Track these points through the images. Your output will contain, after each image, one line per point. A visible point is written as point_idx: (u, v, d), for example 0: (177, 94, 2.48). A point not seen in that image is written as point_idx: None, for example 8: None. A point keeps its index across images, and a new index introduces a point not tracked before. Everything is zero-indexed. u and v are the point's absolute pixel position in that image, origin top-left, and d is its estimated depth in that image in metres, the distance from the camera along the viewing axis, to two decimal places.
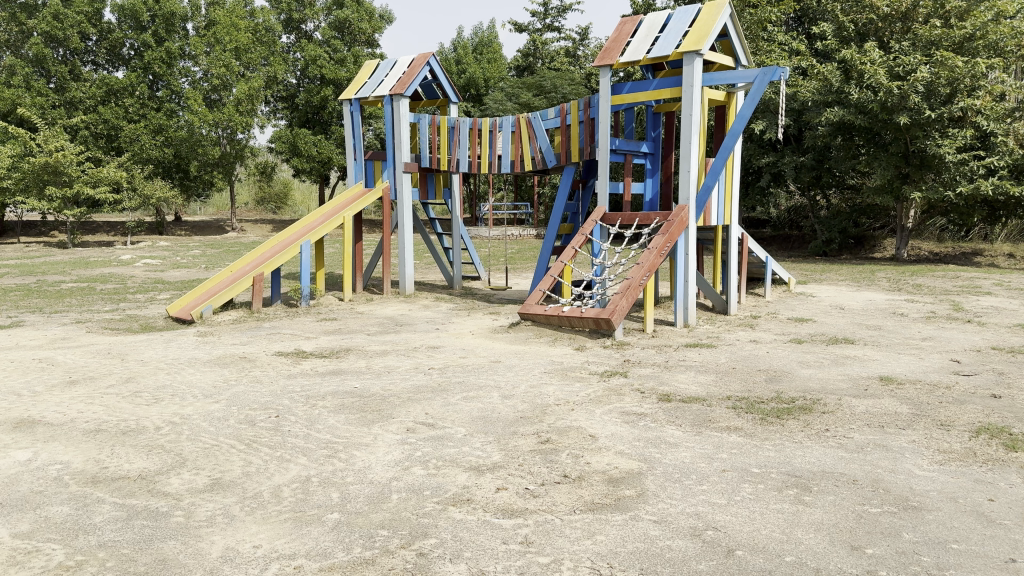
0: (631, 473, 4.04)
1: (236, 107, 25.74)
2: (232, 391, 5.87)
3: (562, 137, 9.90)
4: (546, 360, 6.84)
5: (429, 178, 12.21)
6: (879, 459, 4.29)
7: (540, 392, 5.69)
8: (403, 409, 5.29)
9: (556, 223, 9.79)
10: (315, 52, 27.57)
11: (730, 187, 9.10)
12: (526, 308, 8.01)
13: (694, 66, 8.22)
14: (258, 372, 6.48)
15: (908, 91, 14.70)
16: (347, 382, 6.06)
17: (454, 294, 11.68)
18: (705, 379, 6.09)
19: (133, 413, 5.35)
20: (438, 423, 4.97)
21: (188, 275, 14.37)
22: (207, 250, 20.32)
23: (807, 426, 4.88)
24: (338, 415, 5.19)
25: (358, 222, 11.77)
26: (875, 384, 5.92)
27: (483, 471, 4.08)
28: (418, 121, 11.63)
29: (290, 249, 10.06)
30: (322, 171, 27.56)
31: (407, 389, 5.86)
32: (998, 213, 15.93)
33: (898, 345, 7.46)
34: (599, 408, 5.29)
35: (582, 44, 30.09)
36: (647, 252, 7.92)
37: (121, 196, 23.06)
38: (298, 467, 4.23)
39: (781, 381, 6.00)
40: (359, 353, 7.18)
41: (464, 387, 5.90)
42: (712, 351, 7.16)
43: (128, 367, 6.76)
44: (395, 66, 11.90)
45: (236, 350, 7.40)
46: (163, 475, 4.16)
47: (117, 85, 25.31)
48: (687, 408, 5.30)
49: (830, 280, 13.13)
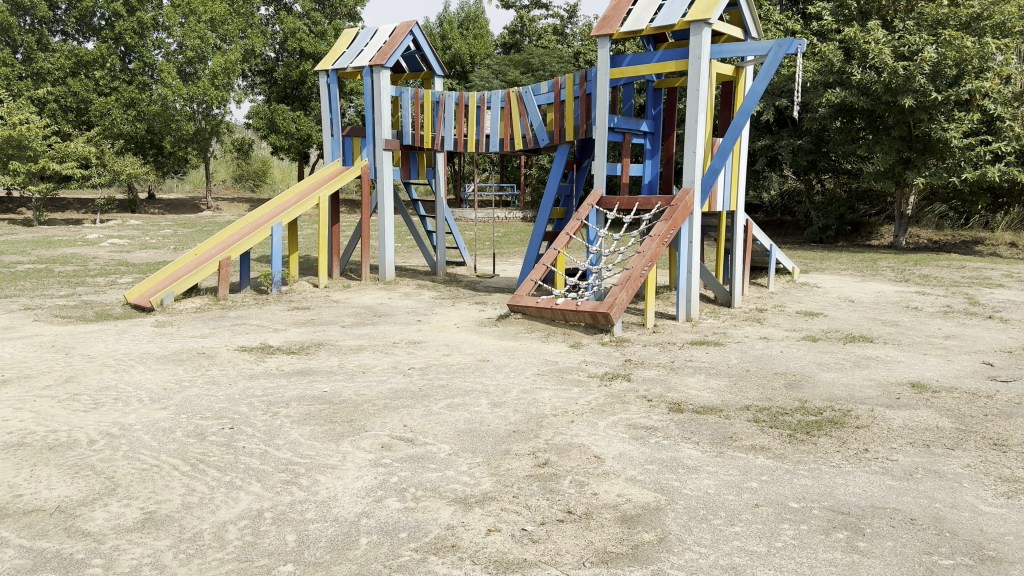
0: (648, 509, 3.38)
1: (212, 80, 24.80)
2: (183, 396, 5.16)
3: (555, 114, 9.17)
4: (538, 360, 6.16)
5: (411, 156, 11.40)
6: (934, 490, 3.68)
7: (535, 400, 5.02)
8: (378, 419, 4.61)
9: (549, 206, 9.08)
10: (294, 24, 26.66)
11: (737, 172, 8.43)
12: (515, 300, 7.25)
13: (701, 37, 7.53)
14: (216, 372, 5.77)
15: (914, 72, 14.10)
16: (316, 386, 5.35)
17: (438, 280, 10.97)
18: (718, 384, 5.45)
19: (65, 423, 4.62)
20: (418, 437, 4.31)
21: (154, 256, 13.58)
22: (178, 229, 19.51)
23: (843, 445, 4.27)
24: (303, 427, 4.49)
25: (335, 203, 11.03)
26: (907, 392, 5.32)
27: (471, 505, 3.41)
28: (400, 95, 10.85)
29: (261, 232, 9.32)
30: (301, 148, 26.70)
31: (383, 394, 5.16)
32: (1001, 200, 15.47)
33: (920, 344, 6.86)
34: (603, 419, 4.63)
35: (571, 21, 29.33)
36: (648, 240, 7.27)
37: (90, 171, 22.06)
38: (249, 498, 3.54)
39: (803, 388, 5.37)
40: (331, 349, 6.48)
41: (447, 392, 5.20)
42: (721, 350, 6.51)
43: (70, 364, 6.01)
44: (375, 35, 11.10)
45: (194, 345, 6.67)
46: (87, 507, 3.45)
47: (87, 57, 24.13)
48: (702, 421, 4.63)
49: (832, 269, 12.55)
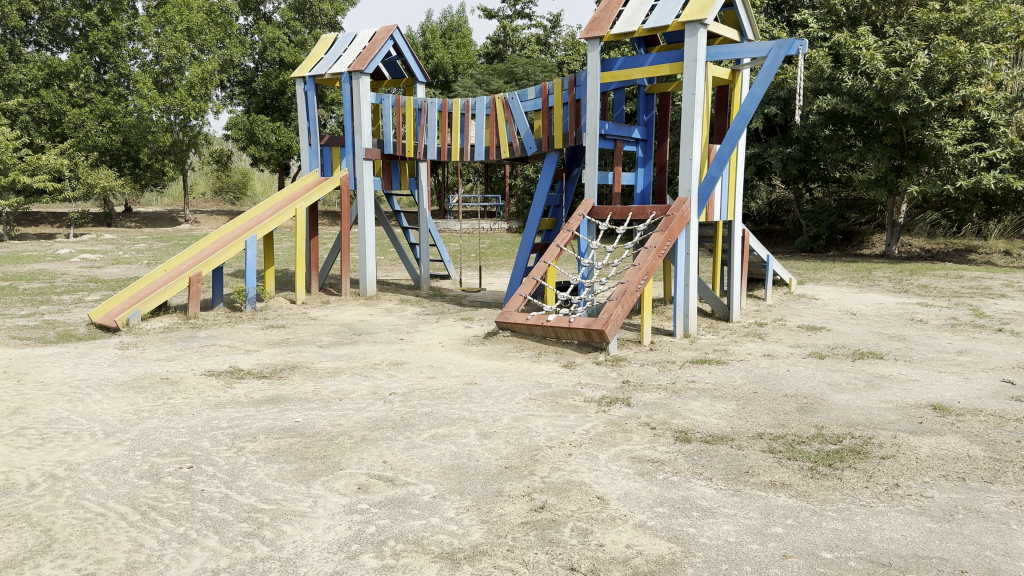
0: (662, 564, 2.95)
1: (189, 91, 24.25)
2: (141, 428, 4.69)
3: (543, 120, 8.77)
4: (531, 382, 5.72)
5: (393, 166, 10.99)
6: (980, 533, 3.26)
7: (528, 429, 4.59)
8: (354, 454, 4.15)
9: (537, 216, 8.68)
10: (274, 34, 26.20)
11: (734, 180, 8.06)
12: (504, 316, 6.88)
13: (697, 39, 7.14)
14: (179, 400, 5.29)
15: (907, 78, 13.80)
16: (286, 416, 4.87)
17: (421, 295, 10.51)
18: (725, 408, 5.03)
19: (4, 462, 4.13)
20: (400, 476, 3.85)
21: (126, 273, 13.02)
22: (154, 243, 18.93)
23: (870, 479, 3.85)
24: (270, 465, 4.02)
25: (313, 215, 10.56)
26: (929, 416, 4.92)
27: (459, 561, 2.97)
28: (380, 102, 10.42)
29: (234, 245, 8.84)
30: (281, 159, 26.20)
31: (361, 424, 4.69)
32: (994, 208, 15.24)
33: (933, 361, 6.48)
34: (603, 451, 4.20)
35: (554, 31, 29.15)
36: (644, 252, 6.87)
37: (63, 185, 21.42)
38: (203, 555, 3.08)
39: (817, 412, 4.96)
40: (306, 373, 6.00)
41: (432, 421, 4.75)
42: (724, 369, 6.11)
43: (21, 393, 5.51)
44: (354, 40, 10.69)
45: (157, 369, 6.18)
46: (14, 569, 2.98)
47: (61, 68, 23.67)
48: (713, 452, 4.21)
49: (828, 280, 12.20)
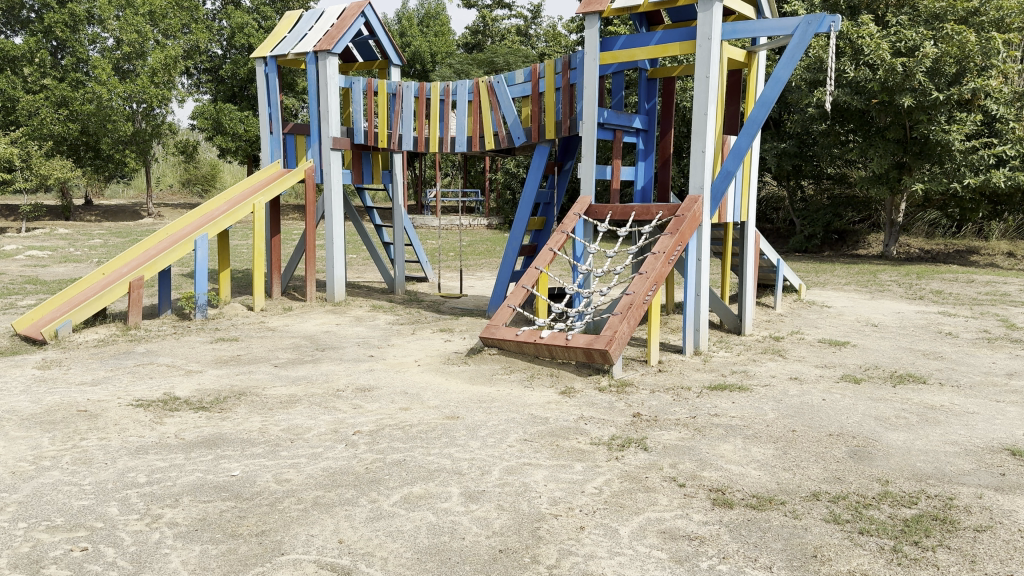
0: None
1: (151, 77, 22.96)
2: (35, 485, 3.70)
3: (532, 107, 7.82)
4: (523, 416, 4.78)
5: (365, 157, 9.96)
6: None
7: (526, 486, 3.66)
8: (300, 530, 3.19)
9: (526, 215, 7.74)
10: (242, 19, 25.07)
11: (748, 177, 7.16)
12: (489, 332, 5.92)
13: (711, 13, 6.22)
14: (93, 442, 4.30)
15: (913, 69, 12.99)
16: (221, 467, 3.89)
17: (395, 300, 9.53)
18: (764, 454, 4.12)
19: None
20: (359, 566, 2.90)
21: (73, 273, 11.85)
22: (109, 240, 17.67)
23: (975, 567, 2.95)
24: (190, 547, 3.07)
25: (274, 211, 9.52)
26: (1010, 463, 4.05)
27: None
28: (350, 86, 9.38)
29: (181, 245, 7.80)
30: (250, 150, 24.95)
31: (314, 479, 3.73)
32: (999, 207, 14.53)
33: (985, 387, 5.62)
34: (624, 522, 3.27)
35: (535, 22, 28.28)
36: (652, 258, 5.95)
37: (14, 176, 20.00)
38: None
39: (875, 460, 4.07)
40: (253, 404, 5.00)
41: (405, 475, 3.79)
42: (749, 398, 5.21)
43: None
44: (321, 17, 9.66)
45: (76, 398, 5.15)
46: None
47: (14, 52, 22.33)
48: (764, 522, 3.31)
49: (834, 284, 11.40)
